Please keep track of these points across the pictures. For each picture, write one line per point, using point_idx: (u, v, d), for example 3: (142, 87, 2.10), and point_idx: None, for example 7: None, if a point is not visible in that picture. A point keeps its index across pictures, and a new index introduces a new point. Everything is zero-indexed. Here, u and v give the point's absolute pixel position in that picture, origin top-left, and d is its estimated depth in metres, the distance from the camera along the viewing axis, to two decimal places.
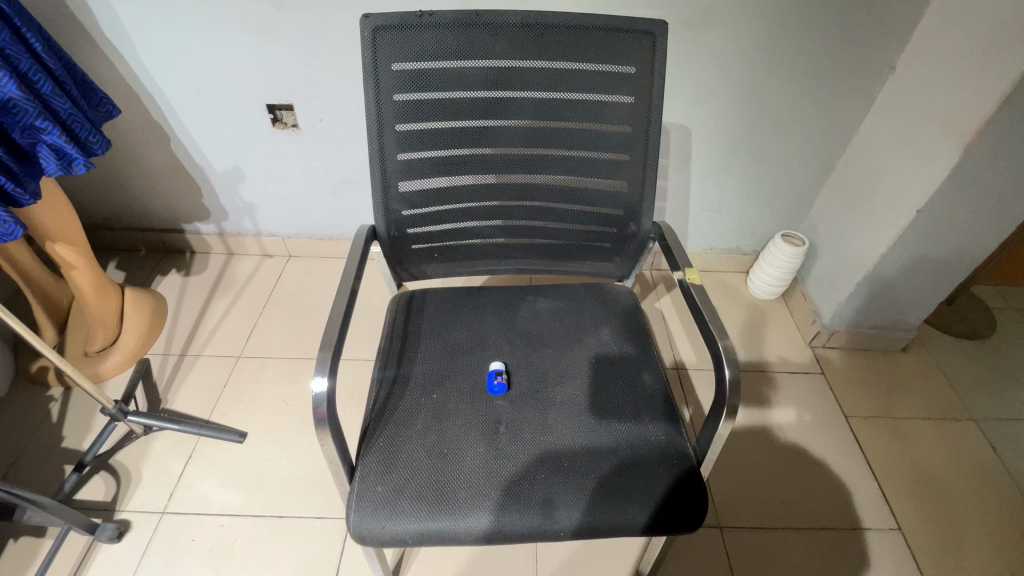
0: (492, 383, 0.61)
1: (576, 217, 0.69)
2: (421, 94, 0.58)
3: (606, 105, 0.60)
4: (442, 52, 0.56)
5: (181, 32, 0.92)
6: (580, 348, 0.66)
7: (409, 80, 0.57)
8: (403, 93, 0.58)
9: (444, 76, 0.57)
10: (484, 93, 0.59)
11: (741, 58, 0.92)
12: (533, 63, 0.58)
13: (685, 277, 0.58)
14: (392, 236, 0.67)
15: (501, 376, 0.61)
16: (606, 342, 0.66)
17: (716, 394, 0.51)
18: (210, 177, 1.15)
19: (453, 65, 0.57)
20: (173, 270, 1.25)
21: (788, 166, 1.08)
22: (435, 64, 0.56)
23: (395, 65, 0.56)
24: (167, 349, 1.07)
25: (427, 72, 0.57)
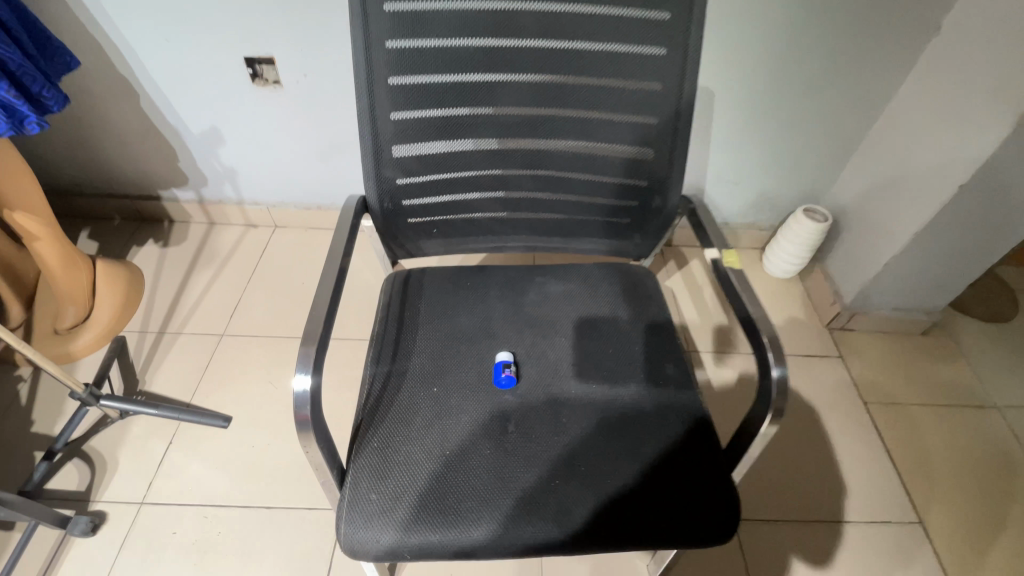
0: (499, 376, 0.55)
1: (594, 188, 0.61)
2: (417, 41, 0.49)
3: (632, 56, 0.52)
4: None
5: None
6: (597, 336, 0.59)
7: (405, 23, 0.48)
8: (395, 39, 0.49)
9: (445, 19, 0.49)
10: (493, 40, 0.50)
11: (776, 10, 0.83)
12: (551, 5, 0.49)
13: (722, 259, 0.51)
14: (385, 208, 0.59)
15: (509, 369, 0.55)
16: (625, 329, 0.60)
17: (760, 395, 0.45)
18: (185, 139, 1.05)
19: (456, 5, 0.48)
20: (150, 240, 1.17)
21: (816, 135, 0.99)
22: (435, 4, 0.48)
23: (387, 5, 0.47)
24: (145, 326, 1.00)
25: (425, 14, 0.48)
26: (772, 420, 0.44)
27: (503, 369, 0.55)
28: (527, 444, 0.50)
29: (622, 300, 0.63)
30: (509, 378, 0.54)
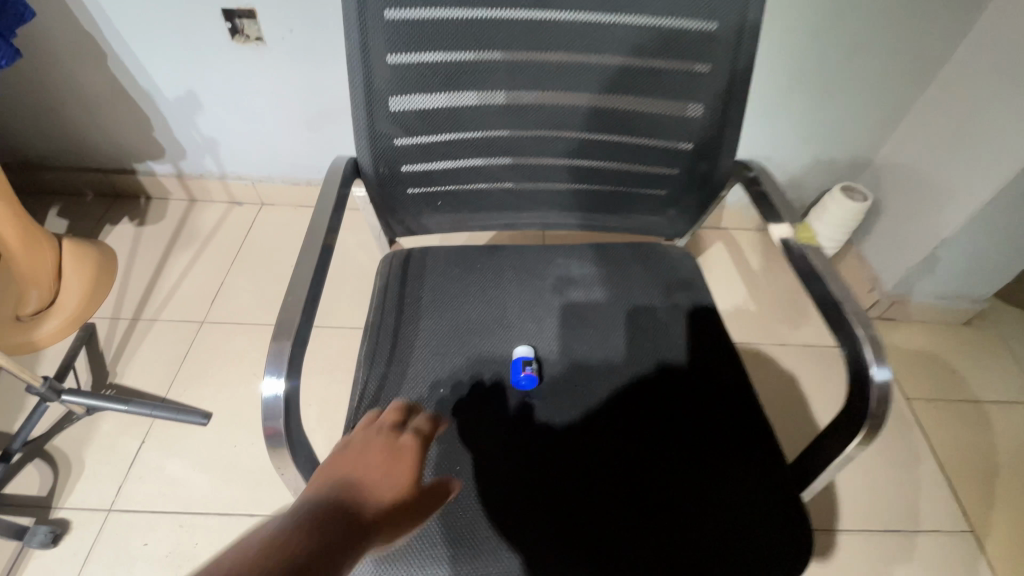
0: (517, 373, 0.46)
1: (627, 152, 0.52)
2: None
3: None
4: None
5: None
6: (626, 328, 0.50)
7: None
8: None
9: None
10: None
11: None
12: None
13: (798, 235, 0.43)
14: (380, 175, 0.49)
15: (529, 366, 0.47)
16: (659, 320, 0.51)
17: (849, 404, 0.36)
18: (160, 106, 0.94)
19: None
20: (125, 218, 1.07)
21: (859, 104, 0.90)
22: None
23: None
24: (117, 312, 0.91)
25: None
26: (866, 438, 0.35)
27: (521, 365, 0.47)
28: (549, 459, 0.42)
29: (656, 284, 0.54)
30: (528, 376, 0.46)
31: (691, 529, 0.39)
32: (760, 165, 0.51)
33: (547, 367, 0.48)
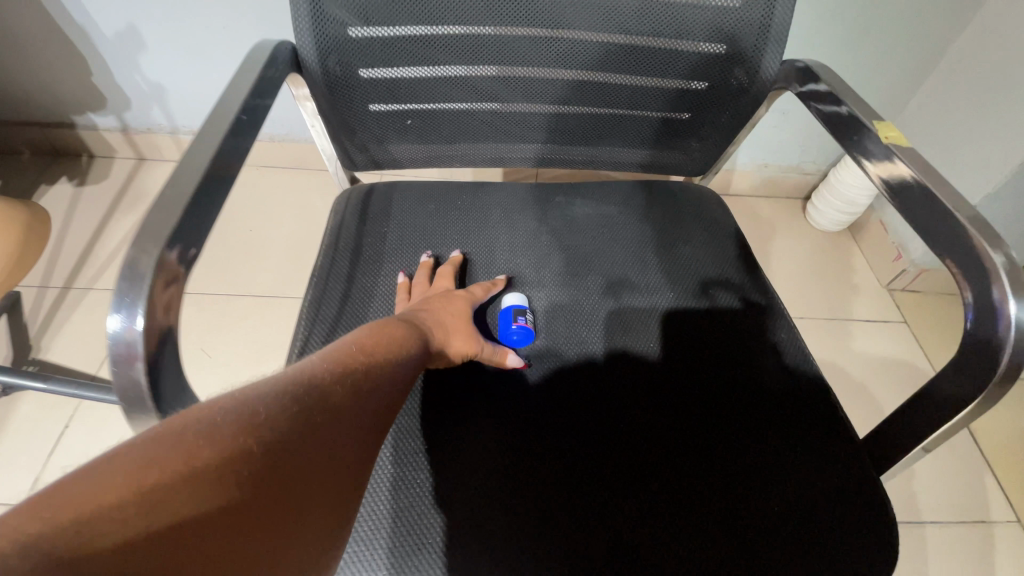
0: (506, 319, 0.40)
1: (642, 61, 0.41)
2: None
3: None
4: None
5: None
6: (612, 319, 0.41)
7: None
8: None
9: None
10: None
11: None
12: None
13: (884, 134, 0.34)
14: (331, 80, 0.39)
15: (521, 314, 0.40)
16: (647, 317, 0.41)
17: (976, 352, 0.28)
18: (97, 47, 0.82)
19: None
20: (64, 178, 0.95)
21: None
22: None
23: None
24: (47, 280, 0.79)
25: None
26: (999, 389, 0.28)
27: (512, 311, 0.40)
28: (518, 477, 0.33)
29: (653, 259, 0.44)
30: (517, 326, 0.39)
31: (702, 543, 0.32)
32: (824, 70, 0.40)
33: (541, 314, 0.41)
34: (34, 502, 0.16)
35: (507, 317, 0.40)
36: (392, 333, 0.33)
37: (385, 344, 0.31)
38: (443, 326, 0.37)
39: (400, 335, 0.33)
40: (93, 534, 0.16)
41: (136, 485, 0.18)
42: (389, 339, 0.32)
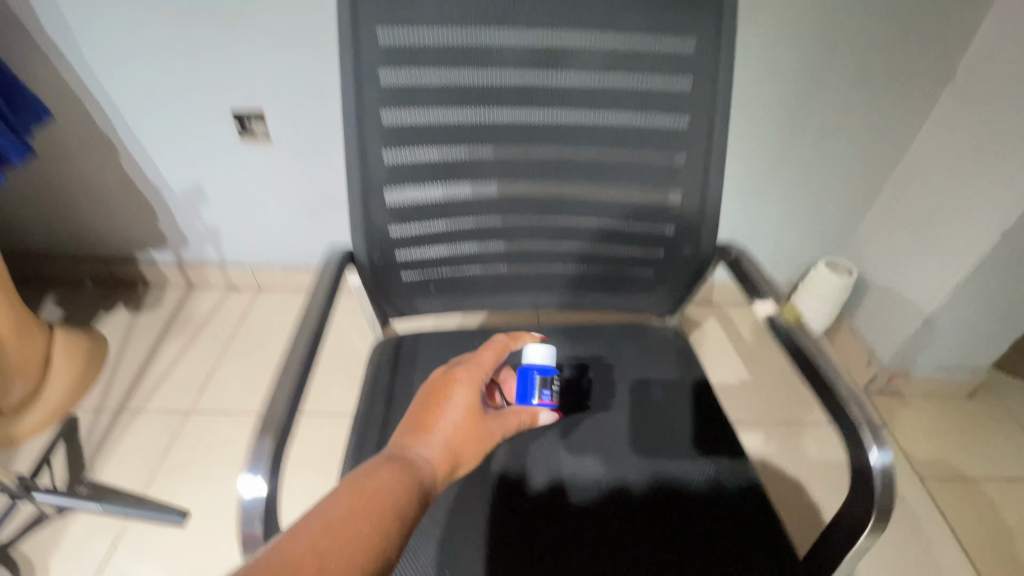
0: (529, 388, 0.48)
1: (612, 236, 0.54)
2: (412, 70, 0.44)
3: (658, 85, 0.46)
4: (442, 16, 0.42)
5: (131, 28, 0.76)
6: (637, 416, 0.51)
7: (400, 53, 0.43)
8: (389, 69, 0.43)
9: (442, 51, 0.43)
10: (498, 72, 0.45)
11: (791, 63, 0.80)
12: (564, 34, 0.44)
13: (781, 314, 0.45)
14: (375, 263, 0.51)
15: (541, 389, 0.48)
16: (656, 417, 0.51)
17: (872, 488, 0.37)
18: (168, 201, 0.98)
19: (455, 38, 0.43)
20: (121, 307, 1.08)
21: (833, 187, 0.95)
22: (429, 34, 0.43)
23: (380, 36, 0.42)
24: (102, 403, 0.89)
25: (419, 43, 0.43)
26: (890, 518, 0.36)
27: (533, 383, 0.48)
28: None
29: (635, 390, 0.54)
30: (536, 404, 0.48)
31: None
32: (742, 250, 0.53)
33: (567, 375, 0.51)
34: None
35: (528, 388, 0.48)
36: (380, 472, 0.36)
37: (375, 486, 0.34)
38: (445, 433, 0.41)
39: (390, 471, 0.36)
40: None
41: None
42: (375, 480, 0.35)
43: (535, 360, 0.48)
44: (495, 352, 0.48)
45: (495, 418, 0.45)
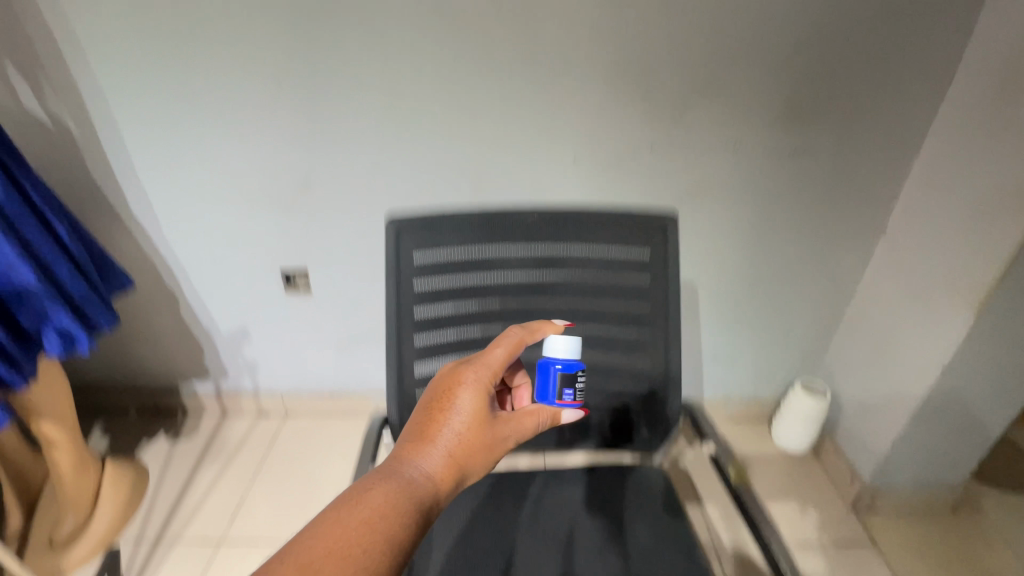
0: (551, 385, 0.52)
1: (597, 391, 0.67)
2: (438, 281, 0.59)
3: (624, 283, 0.62)
4: (464, 245, 0.58)
5: (207, 211, 0.94)
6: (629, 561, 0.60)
7: (431, 270, 0.58)
8: (421, 281, 0.58)
9: (462, 267, 0.59)
10: (504, 278, 0.61)
11: (745, 225, 0.97)
12: (552, 251, 0.61)
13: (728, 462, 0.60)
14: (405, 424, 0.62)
15: (562, 388, 0.52)
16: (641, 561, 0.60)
17: None
18: (215, 341, 1.12)
19: (472, 258, 0.59)
20: (161, 436, 1.18)
21: (797, 319, 1.08)
22: (453, 257, 0.58)
23: (417, 260, 0.58)
24: (141, 534, 0.96)
25: (445, 263, 0.58)
26: None
27: (555, 380, 0.52)
28: None
29: (625, 536, 0.63)
30: (556, 404, 0.52)
31: None
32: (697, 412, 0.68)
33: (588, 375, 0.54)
34: None
35: (549, 387, 0.52)
36: (375, 495, 0.37)
37: (368, 512, 0.36)
38: (447, 444, 0.42)
39: (384, 497, 0.37)
40: None
41: None
42: (370, 505, 0.36)
43: (561, 356, 0.52)
44: (502, 355, 0.48)
45: (502, 423, 0.45)
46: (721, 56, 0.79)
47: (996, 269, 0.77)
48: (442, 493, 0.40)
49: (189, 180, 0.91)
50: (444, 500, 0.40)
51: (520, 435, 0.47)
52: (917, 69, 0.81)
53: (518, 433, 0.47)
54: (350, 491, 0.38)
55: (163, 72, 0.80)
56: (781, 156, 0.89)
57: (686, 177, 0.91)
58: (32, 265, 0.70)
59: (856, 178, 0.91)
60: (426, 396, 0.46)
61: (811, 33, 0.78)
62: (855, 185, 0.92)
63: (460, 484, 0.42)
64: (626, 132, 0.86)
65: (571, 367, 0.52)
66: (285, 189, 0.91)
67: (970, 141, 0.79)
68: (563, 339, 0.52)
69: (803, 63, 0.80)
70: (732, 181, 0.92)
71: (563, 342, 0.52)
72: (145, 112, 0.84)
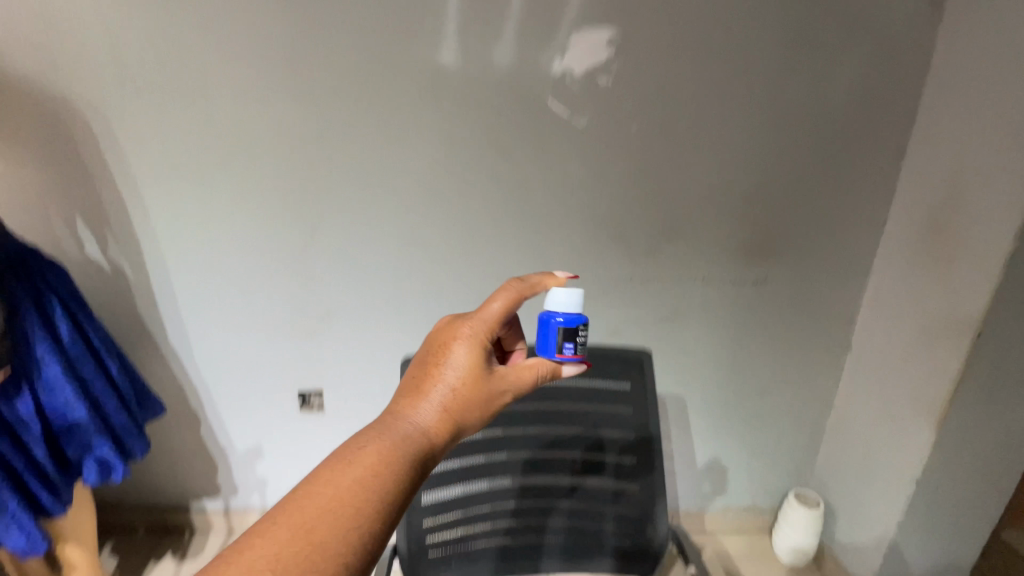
0: (552, 338, 0.57)
1: (589, 513, 0.74)
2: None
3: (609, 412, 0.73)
4: None
5: (235, 340, 1.04)
6: None
7: None
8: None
9: None
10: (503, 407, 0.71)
11: (721, 342, 1.07)
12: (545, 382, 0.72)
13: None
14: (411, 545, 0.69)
15: (562, 342, 0.57)
16: None
17: None
18: (230, 458, 1.18)
19: None
20: (168, 556, 1.19)
21: (782, 427, 1.15)
22: None
23: None
24: None
25: None
26: None
27: (557, 333, 0.57)
28: None
29: None
30: (556, 357, 0.57)
31: None
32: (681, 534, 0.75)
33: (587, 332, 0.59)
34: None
35: (551, 340, 0.57)
36: (381, 439, 0.46)
37: (374, 454, 0.44)
38: (442, 399, 0.51)
39: (389, 441, 0.46)
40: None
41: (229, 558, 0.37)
42: (376, 446, 0.45)
43: (562, 311, 0.57)
44: (497, 307, 0.55)
45: (495, 376, 0.53)
46: (685, 209, 0.94)
47: (948, 384, 0.84)
48: (439, 440, 0.49)
49: (222, 313, 1.01)
50: (440, 445, 0.49)
51: (516, 383, 0.54)
52: (852, 217, 0.95)
53: (513, 380, 0.54)
54: (360, 437, 0.47)
55: (212, 228, 0.94)
56: (746, 286, 1.01)
57: (663, 303, 1.03)
58: (87, 402, 0.80)
59: (814, 303, 1.03)
60: (428, 353, 0.54)
61: (756, 188, 0.92)
62: (814, 306, 1.03)
63: (456, 431, 0.50)
64: (608, 268, 0.98)
65: (572, 322, 0.57)
66: (308, 322, 1.02)
67: (908, 277, 0.91)
68: (563, 294, 0.57)
69: (754, 213, 0.95)
70: (704, 305, 1.03)
71: (563, 296, 0.57)
72: (191, 259, 0.96)
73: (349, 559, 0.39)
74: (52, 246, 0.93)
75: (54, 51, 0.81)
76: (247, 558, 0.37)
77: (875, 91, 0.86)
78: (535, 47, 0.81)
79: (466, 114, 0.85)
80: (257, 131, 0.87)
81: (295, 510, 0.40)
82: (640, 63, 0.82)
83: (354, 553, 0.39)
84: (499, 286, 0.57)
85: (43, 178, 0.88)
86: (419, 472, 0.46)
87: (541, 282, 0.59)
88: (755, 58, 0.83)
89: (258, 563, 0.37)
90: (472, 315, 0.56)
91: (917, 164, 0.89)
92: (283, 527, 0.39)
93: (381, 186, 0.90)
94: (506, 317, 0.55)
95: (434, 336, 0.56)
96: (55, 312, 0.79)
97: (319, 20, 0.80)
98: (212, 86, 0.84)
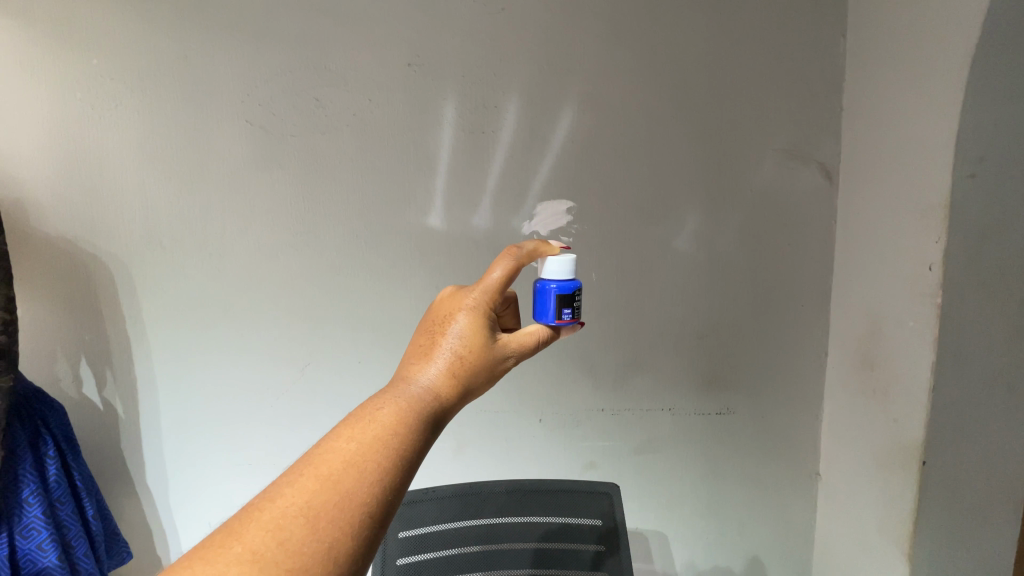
0: (551, 304, 0.67)
1: None
2: (419, 554, 0.77)
3: (579, 549, 0.79)
4: (442, 516, 0.80)
5: (214, 479, 1.04)
6: None
7: (413, 542, 0.77)
8: (404, 556, 0.76)
9: (439, 536, 0.79)
10: (478, 545, 0.79)
11: (696, 475, 1.10)
12: (516, 517, 0.82)
13: None
14: None
15: (560, 308, 0.67)
16: None
17: None
18: None
19: (448, 526, 0.80)
20: None
21: (768, 561, 1.15)
22: (433, 527, 0.79)
23: (401, 533, 0.77)
24: None
25: (426, 534, 0.78)
26: None
27: (554, 299, 0.67)
28: None
29: None
30: (554, 322, 0.67)
31: None
32: None
33: (579, 297, 0.70)
34: (227, 526, 0.44)
35: (548, 304, 0.67)
36: (394, 401, 0.54)
37: (389, 415, 0.52)
38: (448, 366, 0.59)
39: (402, 401, 0.54)
40: (255, 531, 0.43)
41: (264, 510, 0.45)
42: (390, 408, 0.53)
43: (556, 280, 0.68)
44: (494, 281, 0.65)
45: (496, 344, 0.62)
46: (644, 347, 1.04)
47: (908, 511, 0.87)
48: (446, 399, 0.57)
49: (203, 453, 1.03)
50: (448, 403, 0.57)
51: (515, 349, 0.63)
52: (794, 351, 1.06)
53: (514, 347, 0.63)
54: (378, 397, 0.55)
55: (209, 366, 1.00)
56: (711, 415, 1.08)
57: (634, 433, 1.08)
58: (59, 548, 0.82)
59: (774, 431, 1.09)
60: (434, 323, 0.63)
61: (703, 328, 1.04)
62: (776, 436, 1.10)
63: (462, 393, 0.59)
64: (580, 399, 1.05)
65: (565, 288, 0.67)
66: (290, 457, 1.04)
67: (856, 407, 0.99)
68: (557, 264, 0.68)
69: (707, 347, 1.05)
70: (672, 438, 1.09)
71: (557, 266, 0.68)
72: (182, 395, 1.00)
73: (373, 506, 0.46)
74: (49, 385, 0.96)
75: (87, 214, 0.92)
76: (281, 504, 0.44)
77: (791, 247, 1.02)
78: (507, 213, 0.97)
79: (449, 266, 0.99)
80: (262, 279, 0.97)
81: (321, 464, 0.47)
82: (594, 225, 0.98)
83: (378, 499, 0.46)
84: (498, 257, 0.66)
85: (57, 320, 0.95)
86: (431, 426, 0.54)
87: (534, 253, 0.69)
88: (685, 217, 0.99)
89: (291, 510, 0.44)
90: (474, 289, 0.65)
91: (842, 305, 1.01)
92: (310, 479, 0.46)
93: (370, 326, 1.00)
94: (505, 286, 0.65)
95: (439, 308, 0.65)
96: (47, 454, 0.83)
97: (325, 190, 0.95)
98: (227, 242, 0.95)
